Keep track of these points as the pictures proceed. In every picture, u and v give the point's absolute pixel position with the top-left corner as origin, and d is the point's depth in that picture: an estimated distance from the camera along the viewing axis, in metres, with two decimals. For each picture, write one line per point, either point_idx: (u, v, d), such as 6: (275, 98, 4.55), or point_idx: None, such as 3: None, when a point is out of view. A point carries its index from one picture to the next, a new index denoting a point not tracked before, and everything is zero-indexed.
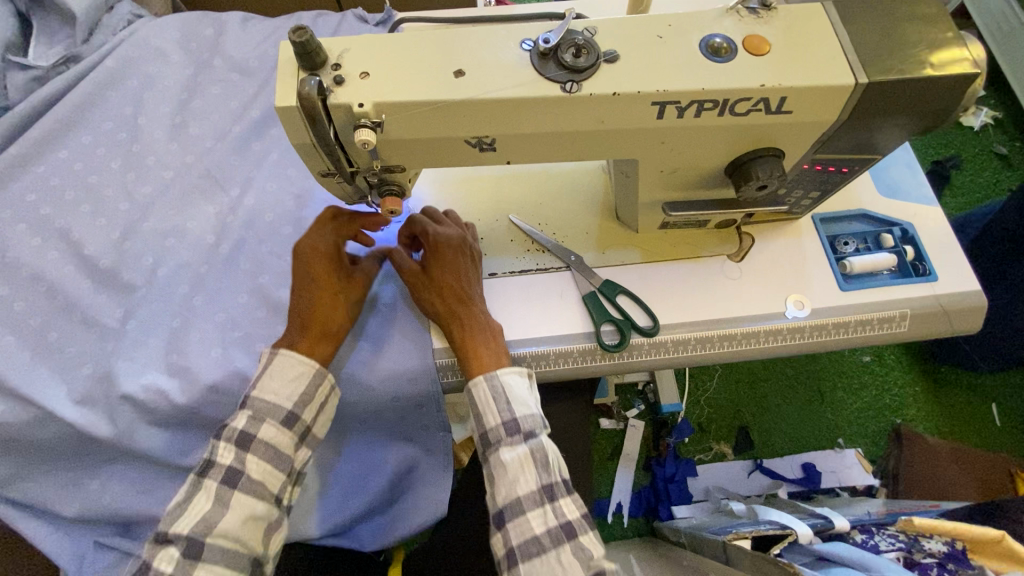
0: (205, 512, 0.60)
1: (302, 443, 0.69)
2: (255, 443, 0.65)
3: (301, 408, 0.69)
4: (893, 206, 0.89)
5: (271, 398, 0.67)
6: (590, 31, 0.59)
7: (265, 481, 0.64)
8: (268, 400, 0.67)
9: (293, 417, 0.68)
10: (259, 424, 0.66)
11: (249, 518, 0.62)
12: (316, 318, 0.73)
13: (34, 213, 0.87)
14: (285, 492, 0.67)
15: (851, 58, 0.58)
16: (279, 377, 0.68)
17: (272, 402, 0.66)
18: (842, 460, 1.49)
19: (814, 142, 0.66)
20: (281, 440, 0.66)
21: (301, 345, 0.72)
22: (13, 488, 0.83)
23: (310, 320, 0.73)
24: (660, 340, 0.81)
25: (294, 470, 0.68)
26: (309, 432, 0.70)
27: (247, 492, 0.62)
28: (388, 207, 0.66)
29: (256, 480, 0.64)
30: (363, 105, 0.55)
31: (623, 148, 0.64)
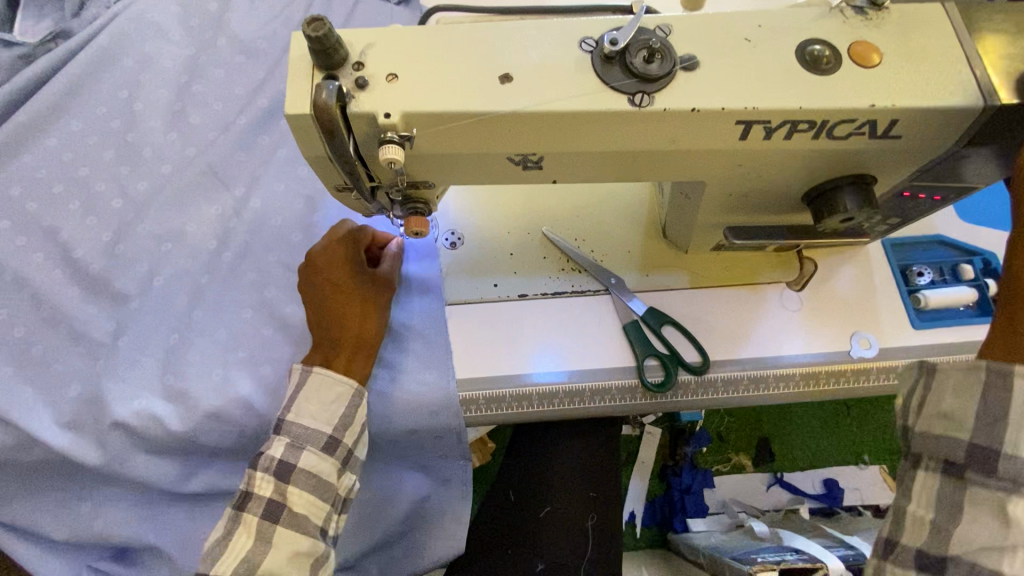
0: (245, 553, 0.58)
1: (345, 467, 0.64)
2: (295, 473, 0.60)
3: (342, 432, 0.63)
4: (972, 232, 0.80)
5: (309, 423, 0.62)
6: (664, 31, 0.49)
7: (309, 515, 0.60)
8: (306, 426, 0.62)
9: (335, 442, 0.62)
10: (298, 453, 0.61)
11: (293, 557, 0.58)
12: (346, 334, 0.67)
13: (19, 209, 0.79)
14: (330, 521, 0.62)
15: (978, 74, 0.48)
16: (317, 401, 0.63)
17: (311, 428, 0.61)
18: (864, 477, 1.44)
19: (916, 169, 0.56)
20: (323, 469, 0.61)
21: (337, 365, 0.66)
22: None
23: (342, 336, 0.67)
24: (708, 378, 0.72)
25: (338, 498, 0.63)
26: (352, 455, 0.64)
27: (289, 528, 0.59)
28: (412, 228, 0.57)
29: (300, 514, 0.59)
30: (390, 115, 0.46)
31: (690, 170, 0.54)
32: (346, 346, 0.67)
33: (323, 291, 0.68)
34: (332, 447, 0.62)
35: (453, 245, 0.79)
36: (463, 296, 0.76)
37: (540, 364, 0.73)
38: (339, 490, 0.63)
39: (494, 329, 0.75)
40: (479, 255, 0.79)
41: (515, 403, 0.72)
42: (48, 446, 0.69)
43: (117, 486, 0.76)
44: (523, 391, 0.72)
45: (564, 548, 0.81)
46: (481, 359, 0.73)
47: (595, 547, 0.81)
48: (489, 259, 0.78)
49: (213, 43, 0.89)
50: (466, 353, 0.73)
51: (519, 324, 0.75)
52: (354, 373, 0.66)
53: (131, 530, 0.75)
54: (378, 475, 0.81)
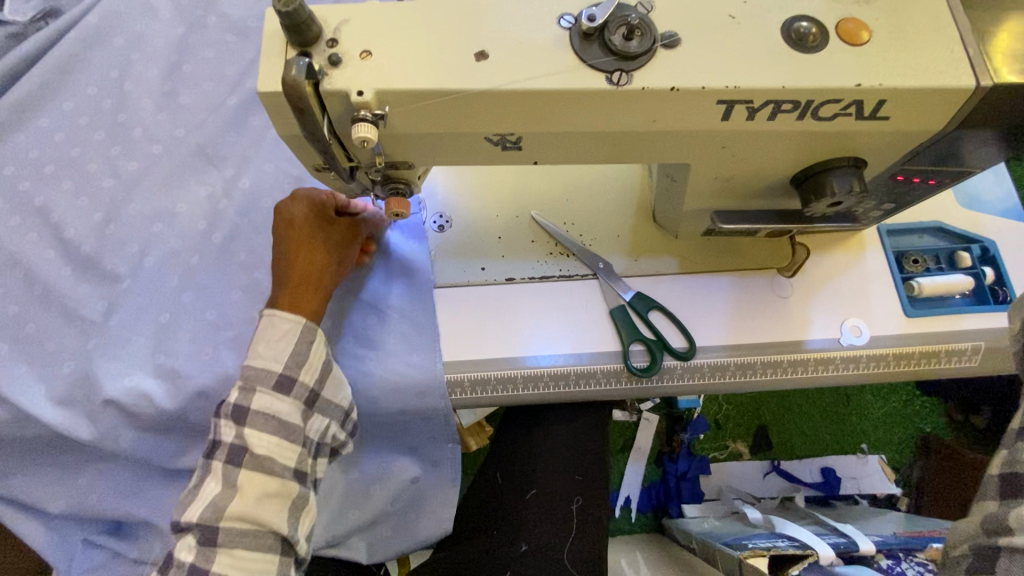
0: (212, 498, 0.56)
1: (313, 410, 0.62)
2: None
3: (297, 370, 0.61)
4: (972, 219, 0.78)
5: (260, 365, 0.60)
6: (646, 7, 0.47)
7: None
8: (256, 367, 0.60)
9: (289, 381, 0.60)
10: (251, 394, 0.59)
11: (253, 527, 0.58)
12: (295, 275, 0.64)
13: (12, 189, 0.79)
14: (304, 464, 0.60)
15: (971, 52, 0.47)
16: (266, 342, 0.61)
17: (261, 367, 0.59)
18: (863, 467, 1.43)
19: (906, 152, 0.54)
20: (282, 410, 0.59)
21: (285, 303, 0.63)
22: None
23: (292, 276, 0.63)
24: (695, 364, 0.72)
25: (308, 440, 0.61)
26: (318, 397, 0.62)
27: None
28: (393, 209, 0.56)
29: (261, 455, 0.57)
30: (363, 92, 0.45)
31: (674, 152, 0.53)
32: (296, 284, 0.63)
33: (280, 223, 0.65)
34: (285, 387, 0.60)
35: (441, 228, 0.79)
36: (450, 279, 0.76)
37: (525, 348, 0.73)
38: (308, 432, 0.61)
39: (480, 313, 0.75)
40: (467, 238, 0.78)
41: (499, 386, 0.72)
42: (41, 422, 0.70)
43: (111, 462, 0.77)
44: (508, 374, 0.72)
45: (548, 530, 0.80)
46: (467, 341, 0.73)
47: (578, 532, 0.80)
48: (477, 242, 0.78)
49: (203, 22, 0.88)
50: (453, 336, 0.73)
51: (505, 308, 0.75)
52: (303, 310, 0.63)
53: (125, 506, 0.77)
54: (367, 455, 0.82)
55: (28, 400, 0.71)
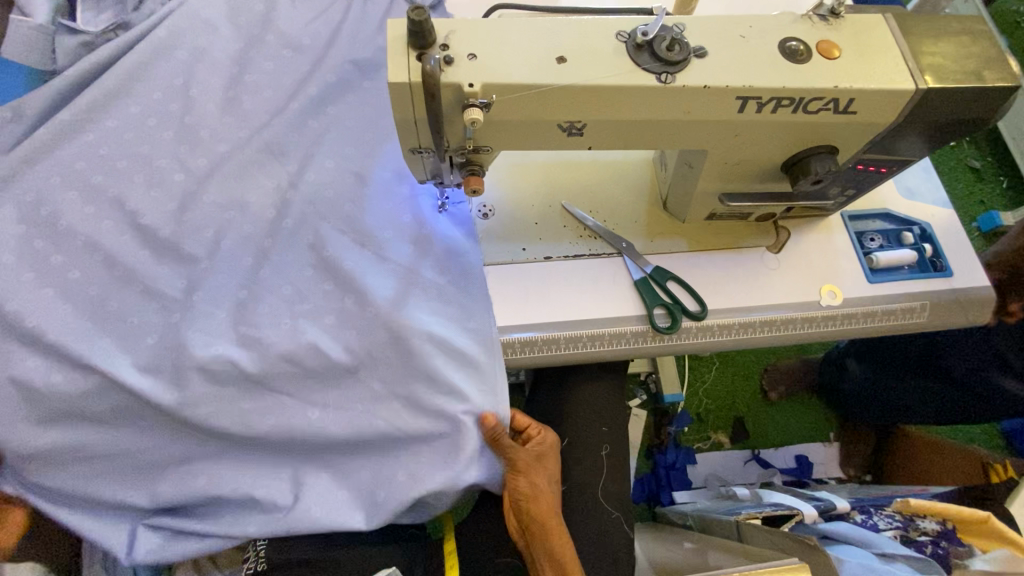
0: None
1: None
2: None
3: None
4: (913, 207, 0.97)
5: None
6: (680, 27, 0.63)
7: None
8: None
9: None
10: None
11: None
12: None
13: (85, 181, 0.85)
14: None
15: (910, 65, 0.64)
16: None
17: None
18: (828, 452, 1.69)
19: (867, 142, 0.72)
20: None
21: None
22: (48, 473, 0.77)
23: None
24: (706, 324, 0.86)
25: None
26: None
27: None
28: (472, 185, 0.68)
29: None
30: (473, 85, 0.57)
31: (699, 139, 0.68)
32: None
33: None
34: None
35: (485, 216, 0.91)
36: (496, 258, 0.88)
37: (566, 313, 0.85)
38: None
39: (524, 286, 0.86)
40: (508, 224, 0.91)
41: (544, 346, 0.83)
42: (124, 388, 0.75)
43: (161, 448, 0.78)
44: (552, 335, 0.83)
45: (582, 472, 0.91)
46: (515, 310, 0.84)
47: (608, 473, 0.91)
48: (517, 227, 0.90)
49: (262, 39, 0.98)
50: (502, 306, 0.84)
51: (545, 280, 0.87)
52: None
53: (178, 487, 0.79)
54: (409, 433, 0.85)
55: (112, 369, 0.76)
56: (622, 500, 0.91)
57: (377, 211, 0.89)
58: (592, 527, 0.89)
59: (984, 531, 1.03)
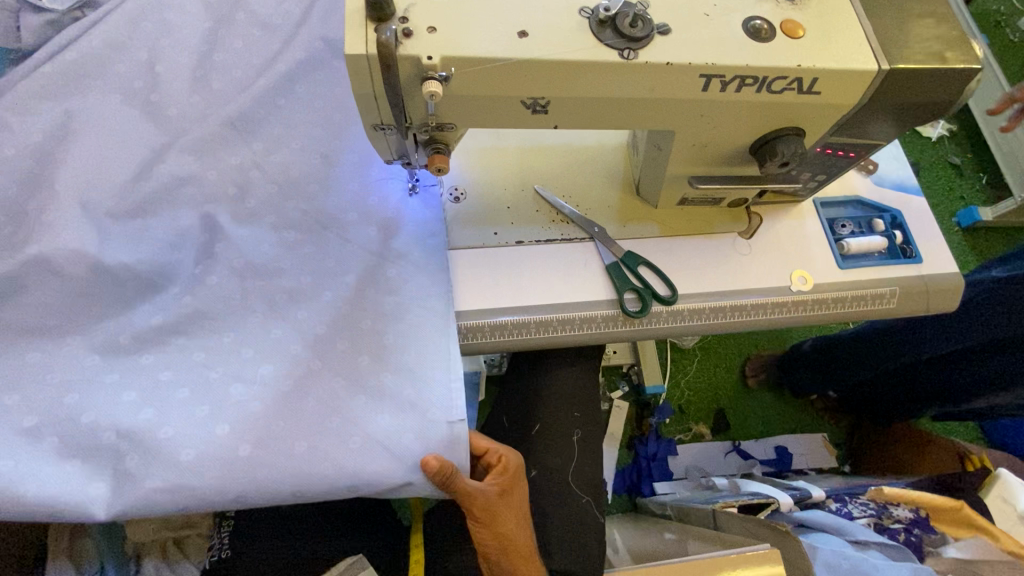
0: None
1: None
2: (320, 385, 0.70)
3: None
4: (884, 195, 0.98)
5: None
6: (644, 4, 0.62)
7: None
8: None
9: None
10: None
11: None
12: None
13: (44, 157, 0.83)
14: None
15: (874, 46, 0.64)
16: None
17: None
18: (810, 444, 1.68)
19: (833, 124, 0.72)
20: None
21: None
22: None
23: None
24: (677, 309, 0.86)
25: None
26: None
27: None
28: (437, 164, 0.68)
29: None
30: (432, 58, 0.57)
31: (664, 119, 0.68)
32: None
33: None
34: None
35: (456, 200, 0.90)
36: (467, 242, 0.87)
37: (535, 298, 0.84)
38: None
39: (494, 270, 0.85)
40: (480, 208, 0.90)
41: (514, 331, 0.82)
42: (80, 367, 0.74)
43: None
44: (521, 320, 0.82)
45: (555, 457, 0.91)
46: (484, 293, 0.84)
47: (580, 458, 0.91)
48: (488, 211, 0.90)
49: (231, 17, 0.96)
50: (471, 290, 0.84)
51: (516, 264, 0.86)
52: None
53: None
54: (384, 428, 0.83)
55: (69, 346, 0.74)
56: (595, 485, 0.91)
57: (345, 193, 0.88)
58: (565, 512, 0.89)
59: (954, 519, 1.06)
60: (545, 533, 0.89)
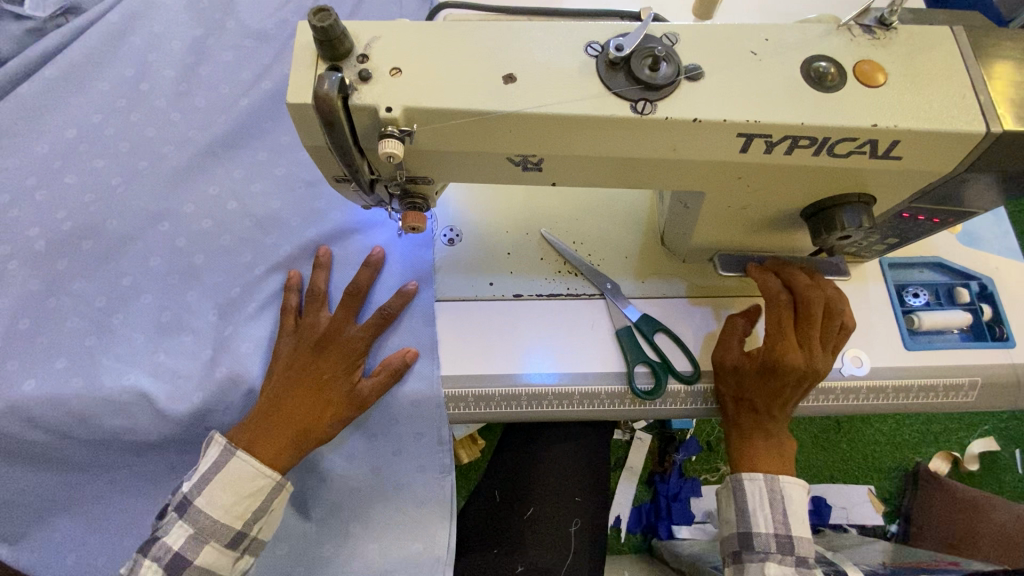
0: None
1: None
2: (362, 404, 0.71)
3: None
4: (972, 257, 0.80)
5: None
6: (671, 39, 0.49)
7: None
8: None
9: None
10: None
11: None
12: None
13: (17, 182, 0.77)
14: None
15: (982, 98, 0.48)
16: None
17: None
18: (853, 497, 1.51)
19: (914, 191, 0.56)
20: None
21: None
22: None
23: None
24: (698, 389, 0.73)
25: None
26: None
27: None
28: (409, 222, 0.57)
29: None
30: (392, 109, 0.46)
31: (693, 181, 0.54)
32: None
33: None
34: None
35: (451, 242, 0.79)
36: (455, 293, 0.76)
37: (528, 363, 0.73)
38: None
39: (487, 329, 0.75)
40: (476, 252, 0.79)
41: (504, 402, 0.71)
42: (31, 417, 0.69)
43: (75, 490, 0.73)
44: (512, 391, 0.71)
45: (546, 549, 0.78)
46: (471, 357, 0.73)
47: (577, 554, 0.79)
48: (485, 257, 0.78)
49: (222, 26, 0.87)
50: (456, 349, 0.73)
51: (510, 323, 0.75)
52: None
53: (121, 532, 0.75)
54: (365, 501, 0.76)
55: (19, 394, 0.69)
56: None
57: (329, 230, 0.79)
58: None
59: None
60: None
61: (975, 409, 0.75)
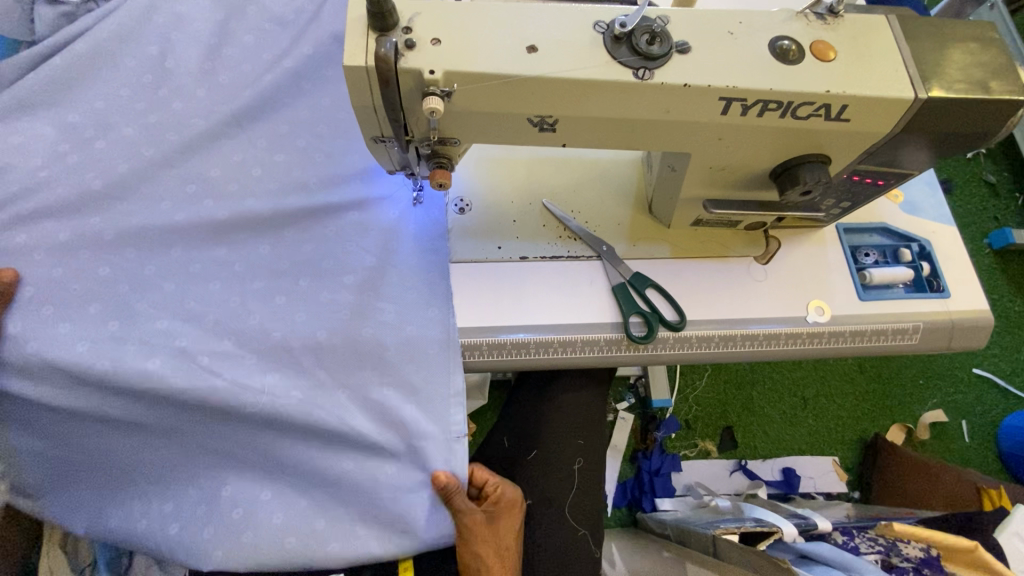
0: None
1: None
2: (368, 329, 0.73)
3: None
4: (913, 223, 0.92)
5: None
6: (664, 20, 0.59)
7: None
8: None
9: None
10: None
11: None
12: None
13: (48, 148, 0.82)
14: None
15: (911, 72, 0.59)
16: None
17: None
18: (820, 466, 1.63)
19: (861, 153, 0.67)
20: None
21: None
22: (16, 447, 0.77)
23: None
24: (685, 335, 0.82)
25: None
26: None
27: None
28: (437, 179, 0.65)
29: None
30: (434, 72, 0.54)
31: (681, 142, 0.64)
32: None
33: None
34: None
35: (461, 210, 0.87)
36: (467, 255, 0.84)
37: (533, 316, 0.81)
38: None
39: (497, 287, 0.82)
40: (484, 220, 0.87)
41: (514, 350, 0.79)
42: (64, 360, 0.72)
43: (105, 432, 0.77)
44: (522, 340, 0.79)
45: (551, 485, 0.89)
46: (482, 311, 0.81)
47: (580, 489, 0.89)
48: (493, 224, 0.87)
49: (244, 11, 0.94)
50: (469, 304, 0.81)
51: (517, 282, 0.83)
52: None
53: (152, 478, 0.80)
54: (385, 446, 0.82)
55: (55, 338, 0.72)
56: (594, 519, 0.89)
57: (349, 197, 0.86)
58: (559, 541, 0.88)
59: (966, 560, 0.91)
60: (534, 559, 0.87)
61: (920, 351, 0.87)
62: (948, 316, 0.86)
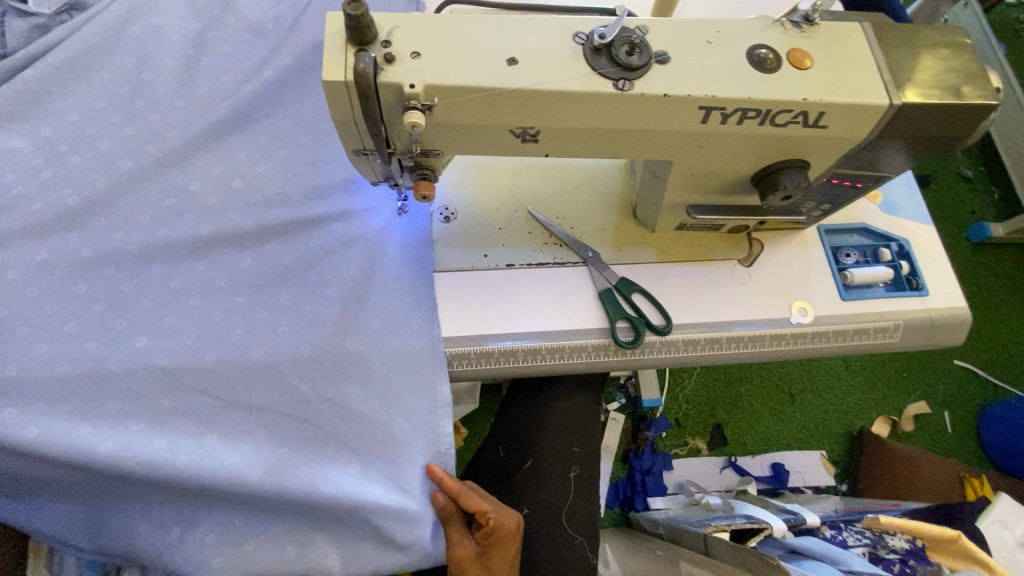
0: None
1: None
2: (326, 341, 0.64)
3: None
4: (892, 223, 0.94)
5: None
6: (642, 30, 0.59)
7: None
8: None
9: None
10: None
11: None
12: None
13: (21, 162, 0.80)
14: None
15: (885, 79, 0.60)
16: None
17: None
18: (807, 460, 1.65)
19: (839, 158, 0.68)
20: None
21: None
22: None
23: None
24: (671, 339, 0.83)
25: None
26: None
27: None
28: (421, 191, 0.65)
29: None
30: (414, 86, 0.54)
31: (662, 151, 0.65)
32: None
33: None
34: None
35: (446, 219, 0.87)
36: (453, 265, 0.84)
37: (520, 324, 0.81)
38: None
39: (485, 296, 0.82)
40: (469, 228, 0.87)
41: (501, 358, 0.79)
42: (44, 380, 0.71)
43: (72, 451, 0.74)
44: (510, 348, 0.79)
45: (546, 493, 0.89)
46: (469, 320, 0.81)
47: (575, 494, 0.90)
48: (479, 232, 0.87)
49: (222, 20, 0.93)
50: (456, 313, 0.81)
51: (505, 290, 0.83)
52: None
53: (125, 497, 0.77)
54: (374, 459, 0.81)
55: (33, 357, 0.71)
56: (589, 525, 0.91)
57: (332, 208, 0.86)
58: (555, 550, 0.88)
59: (953, 550, 0.87)
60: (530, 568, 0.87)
61: (901, 349, 0.88)
62: (927, 313, 0.88)
